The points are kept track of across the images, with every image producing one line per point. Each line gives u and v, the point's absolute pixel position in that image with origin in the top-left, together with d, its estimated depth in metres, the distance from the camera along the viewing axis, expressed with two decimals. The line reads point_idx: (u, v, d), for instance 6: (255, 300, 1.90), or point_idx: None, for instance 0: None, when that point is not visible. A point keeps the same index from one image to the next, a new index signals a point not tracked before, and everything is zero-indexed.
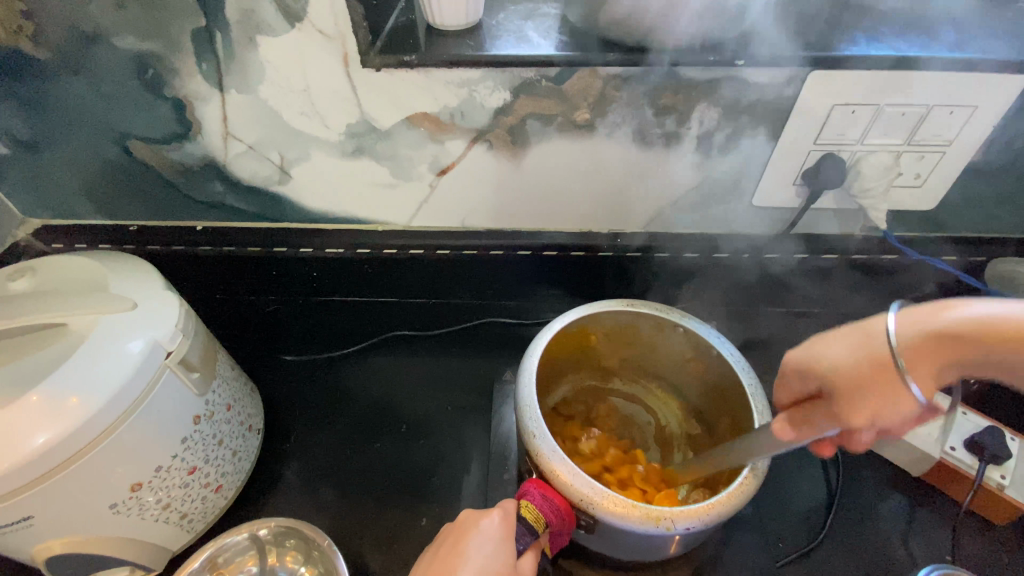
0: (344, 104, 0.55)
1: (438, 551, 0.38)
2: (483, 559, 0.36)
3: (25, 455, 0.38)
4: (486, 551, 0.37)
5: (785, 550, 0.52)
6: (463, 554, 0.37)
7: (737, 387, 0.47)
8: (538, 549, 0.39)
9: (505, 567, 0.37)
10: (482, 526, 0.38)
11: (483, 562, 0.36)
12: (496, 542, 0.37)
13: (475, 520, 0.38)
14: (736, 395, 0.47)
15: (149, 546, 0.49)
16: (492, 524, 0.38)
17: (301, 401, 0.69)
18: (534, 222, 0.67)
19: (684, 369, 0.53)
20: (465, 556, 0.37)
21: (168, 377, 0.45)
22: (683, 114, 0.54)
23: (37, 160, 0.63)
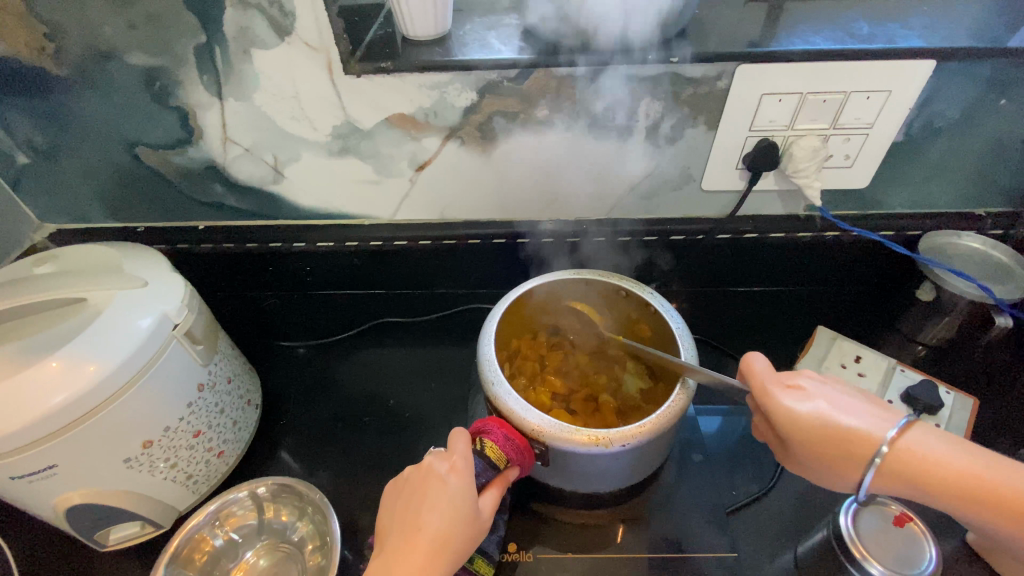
0: (330, 107, 0.62)
1: (406, 501, 0.43)
2: (450, 505, 0.41)
3: (46, 410, 0.43)
4: (453, 497, 0.42)
5: (737, 497, 0.58)
6: (430, 502, 0.42)
7: (675, 339, 0.54)
8: (502, 483, 0.44)
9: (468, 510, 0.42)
10: (445, 474, 0.43)
11: (450, 508, 0.41)
12: (459, 488, 0.42)
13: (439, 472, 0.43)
14: (674, 350, 0.54)
15: (159, 503, 0.54)
16: (455, 474, 0.42)
17: (296, 383, 0.75)
18: (506, 213, 0.74)
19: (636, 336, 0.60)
20: (432, 504, 0.41)
21: (175, 345, 0.51)
22: (631, 107, 0.61)
23: (56, 167, 0.70)
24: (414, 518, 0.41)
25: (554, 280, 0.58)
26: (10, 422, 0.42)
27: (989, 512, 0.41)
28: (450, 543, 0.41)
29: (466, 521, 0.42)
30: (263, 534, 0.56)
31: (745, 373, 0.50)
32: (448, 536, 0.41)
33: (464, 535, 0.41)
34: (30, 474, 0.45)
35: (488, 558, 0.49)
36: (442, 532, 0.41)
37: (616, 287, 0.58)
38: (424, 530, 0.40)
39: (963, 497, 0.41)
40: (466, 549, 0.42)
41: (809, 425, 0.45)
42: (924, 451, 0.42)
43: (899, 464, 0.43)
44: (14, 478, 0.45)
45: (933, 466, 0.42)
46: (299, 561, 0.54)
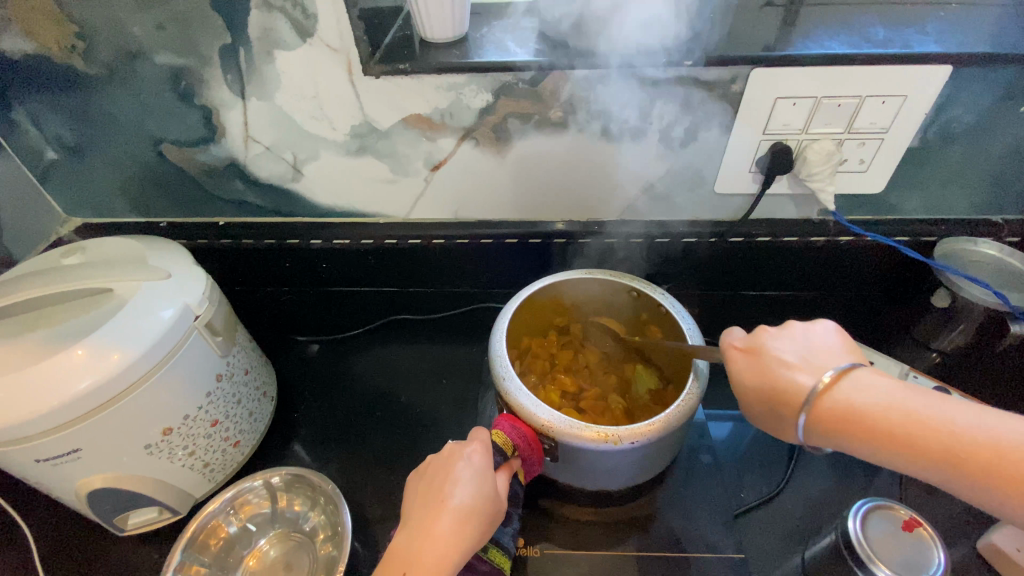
0: (349, 107, 0.64)
1: (428, 479, 0.43)
2: (472, 482, 0.42)
3: (72, 395, 0.44)
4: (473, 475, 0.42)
5: (745, 500, 0.58)
6: (452, 479, 0.42)
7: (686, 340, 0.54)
8: (510, 469, 0.45)
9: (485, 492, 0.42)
10: (467, 453, 0.43)
11: (472, 484, 0.41)
12: (481, 467, 0.43)
13: (463, 451, 0.43)
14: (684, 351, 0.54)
15: (176, 489, 0.55)
16: (478, 453, 0.43)
17: (310, 379, 0.77)
18: (519, 213, 0.74)
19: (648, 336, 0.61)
20: (455, 480, 0.42)
21: (196, 336, 0.52)
22: (645, 110, 0.62)
23: (83, 163, 0.72)
24: (435, 492, 0.41)
25: (565, 279, 0.58)
26: (38, 406, 0.44)
27: (943, 465, 0.35)
28: (472, 520, 0.40)
29: (487, 501, 0.41)
30: (276, 523, 0.57)
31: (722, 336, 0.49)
32: (470, 512, 0.40)
33: (485, 514, 0.41)
34: (55, 457, 0.47)
35: (503, 549, 0.47)
36: (463, 507, 0.40)
37: (627, 287, 0.58)
38: (447, 504, 0.40)
39: (913, 449, 0.36)
40: (486, 531, 0.41)
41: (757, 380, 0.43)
42: (873, 400, 0.38)
43: (846, 415, 0.38)
44: (40, 460, 0.47)
45: (885, 416, 0.37)
46: (310, 550, 0.55)
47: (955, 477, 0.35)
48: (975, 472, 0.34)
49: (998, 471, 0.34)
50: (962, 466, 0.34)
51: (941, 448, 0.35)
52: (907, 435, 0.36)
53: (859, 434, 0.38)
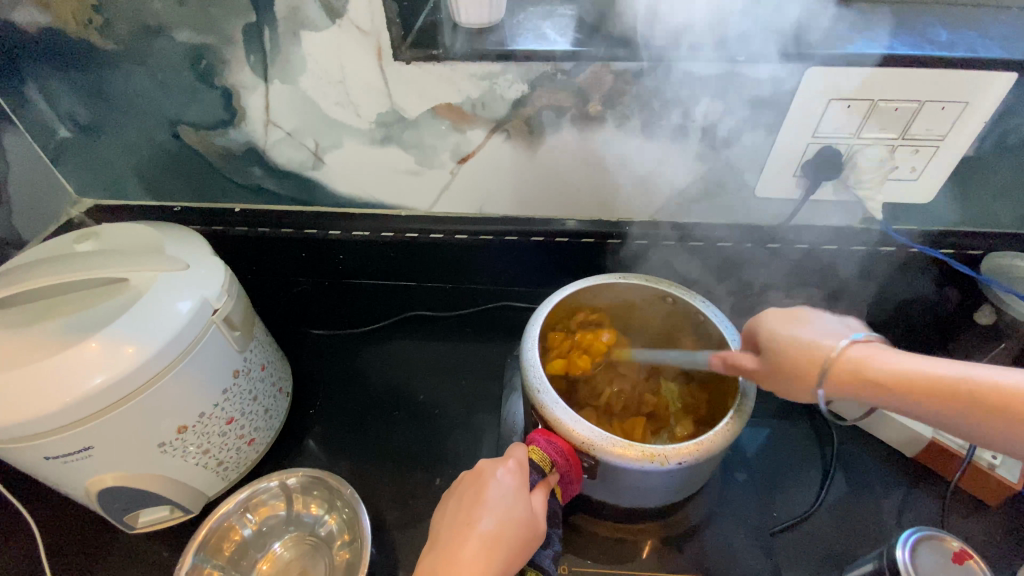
0: (376, 94, 0.61)
1: (456, 501, 0.42)
2: (504, 505, 0.40)
3: (85, 392, 0.42)
4: (504, 497, 0.41)
5: (779, 519, 0.56)
6: (482, 502, 0.40)
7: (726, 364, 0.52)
8: (547, 486, 0.43)
9: (519, 514, 0.40)
10: (499, 473, 0.42)
11: (504, 507, 0.40)
12: (513, 488, 0.41)
13: (492, 470, 0.42)
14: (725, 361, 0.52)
15: (189, 488, 0.54)
16: (508, 473, 0.42)
17: (325, 374, 0.74)
18: (546, 210, 0.72)
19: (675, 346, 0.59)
20: (485, 502, 0.40)
21: (214, 331, 0.50)
22: (688, 107, 0.59)
23: (97, 142, 0.70)
24: (464, 514, 0.40)
25: (597, 283, 0.55)
26: (50, 402, 0.42)
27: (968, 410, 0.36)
28: (505, 546, 0.39)
29: (519, 524, 0.40)
30: (291, 526, 0.55)
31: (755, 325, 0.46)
32: (499, 537, 0.39)
33: (518, 539, 0.39)
34: (65, 454, 0.45)
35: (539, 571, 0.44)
36: (495, 532, 0.39)
37: (663, 293, 0.55)
38: (477, 529, 0.39)
39: (929, 396, 0.37)
40: (520, 557, 0.39)
41: (780, 358, 0.43)
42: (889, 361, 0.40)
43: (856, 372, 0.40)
44: (49, 457, 0.45)
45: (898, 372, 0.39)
46: (327, 555, 0.53)
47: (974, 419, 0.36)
48: (1002, 415, 0.35)
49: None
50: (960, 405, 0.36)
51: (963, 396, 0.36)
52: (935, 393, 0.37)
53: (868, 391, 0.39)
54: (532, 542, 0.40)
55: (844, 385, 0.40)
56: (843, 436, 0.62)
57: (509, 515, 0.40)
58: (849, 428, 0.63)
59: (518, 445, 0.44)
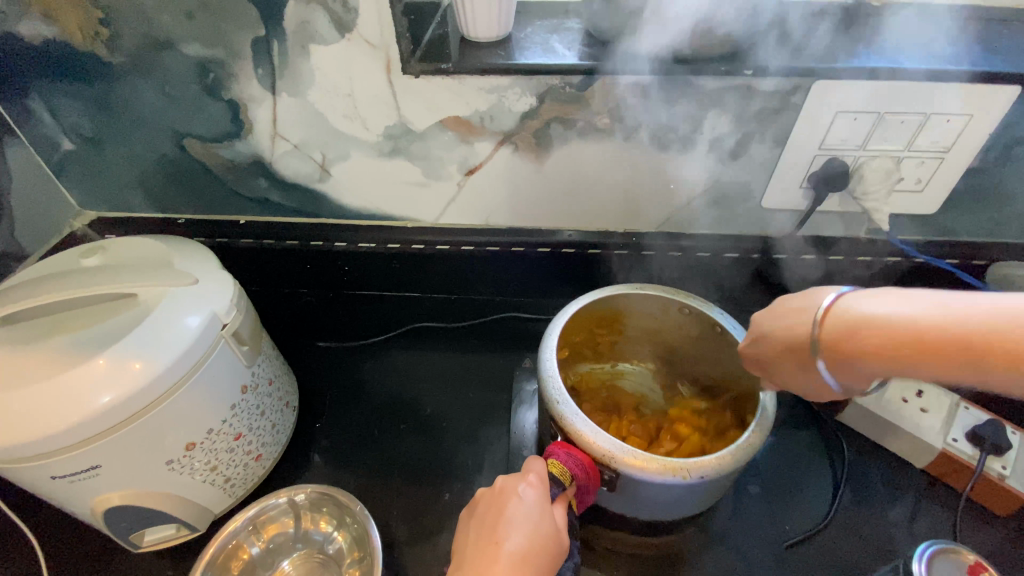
0: (385, 107, 0.61)
1: (478, 520, 0.41)
2: (529, 520, 0.40)
3: (93, 411, 0.41)
4: (529, 512, 0.40)
5: (791, 533, 0.55)
6: (507, 519, 0.40)
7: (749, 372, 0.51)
8: (566, 499, 0.42)
9: (545, 526, 0.40)
10: (521, 489, 0.41)
11: (530, 521, 0.39)
12: (537, 503, 0.41)
13: (513, 486, 0.41)
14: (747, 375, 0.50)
15: (197, 506, 0.53)
16: (531, 488, 0.41)
17: (330, 388, 0.74)
18: (551, 221, 0.72)
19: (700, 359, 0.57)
20: (510, 518, 0.40)
21: (222, 347, 0.49)
22: (697, 119, 0.59)
23: (102, 154, 0.70)
24: (490, 532, 0.39)
25: (613, 293, 0.54)
26: (57, 422, 0.41)
27: (936, 362, 0.35)
28: (534, 560, 0.38)
29: (546, 538, 0.39)
30: (299, 544, 0.54)
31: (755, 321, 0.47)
32: (527, 554, 0.38)
33: (546, 553, 0.39)
34: (73, 473, 0.44)
35: None
36: (523, 548, 0.38)
37: (680, 305, 0.54)
38: (505, 547, 0.38)
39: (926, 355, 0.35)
40: (548, 572, 0.39)
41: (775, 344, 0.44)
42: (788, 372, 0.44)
43: (837, 339, 0.39)
44: (56, 477, 0.44)
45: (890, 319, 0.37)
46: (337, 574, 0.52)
47: (979, 370, 0.34)
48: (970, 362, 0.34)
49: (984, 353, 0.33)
50: (920, 343, 0.35)
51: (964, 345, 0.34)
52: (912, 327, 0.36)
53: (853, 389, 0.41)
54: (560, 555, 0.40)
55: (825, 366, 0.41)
56: (853, 445, 0.62)
57: (535, 529, 0.39)
58: (861, 441, 0.63)
59: (539, 457, 0.44)
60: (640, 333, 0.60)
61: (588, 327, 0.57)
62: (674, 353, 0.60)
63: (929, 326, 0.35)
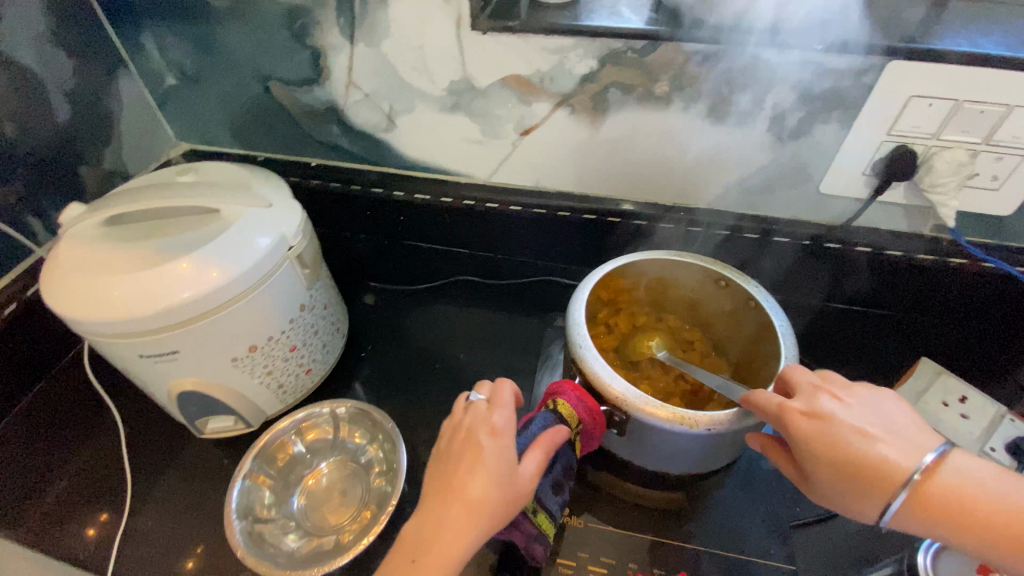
0: (451, 62, 0.64)
1: (442, 461, 0.41)
2: (489, 469, 0.39)
3: (176, 302, 0.48)
4: (492, 461, 0.40)
5: (800, 514, 0.54)
6: (468, 465, 0.39)
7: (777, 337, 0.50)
8: (540, 451, 0.41)
9: (506, 478, 0.39)
10: (486, 438, 0.41)
11: (490, 471, 0.39)
12: (500, 454, 0.40)
13: (480, 433, 0.41)
14: (774, 349, 0.51)
15: (252, 404, 0.60)
16: (495, 438, 0.41)
17: (377, 323, 0.80)
18: (600, 189, 0.73)
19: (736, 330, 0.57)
20: (469, 465, 0.39)
21: (287, 266, 0.55)
22: (759, 94, 0.58)
23: (199, 90, 0.77)
24: (450, 475, 0.39)
25: (651, 258, 0.56)
26: (148, 308, 0.48)
27: (928, 521, 0.37)
28: (487, 510, 0.38)
29: (505, 488, 0.39)
30: (336, 450, 0.60)
31: (749, 399, 0.44)
32: (482, 503, 0.38)
33: (503, 504, 0.39)
34: (157, 354, 0.51)
35: (550, 516, 0.44)
36: (480, 495, 0.38)
37: (717, 277, 0.55)
38: (459, 491, 0.38)
39: (943, 517, 0.36)
40: (503, 521, 0.39)
41: (803, 443, 0.40)
42: (960, 484, 0.37)
43: (937, 499, 0.37)
44: (143, 356, 0.51)
45: (983, 497, 0.36)
46: (365, 482, 0.58)
47: (966, 537, 0.36)
48: (949, 518, 0.36)
49: (973, 527, 0.36)
50: (937, 504, 0.36)
51: (1013, 529, 0.35)
52: (951, 496, 0.36)
53: (859, 503, 0.39)
54: (523, 489, 0.40)
55: (899, 496, 0.37)
56: None
57: (494, 480, 0.39)
58: None
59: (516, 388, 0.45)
60: (673, 304, 0.61)
61: (627, 293, 0.59)
62: (713, 326, 0.60)
63: (980, 500, 0.36)
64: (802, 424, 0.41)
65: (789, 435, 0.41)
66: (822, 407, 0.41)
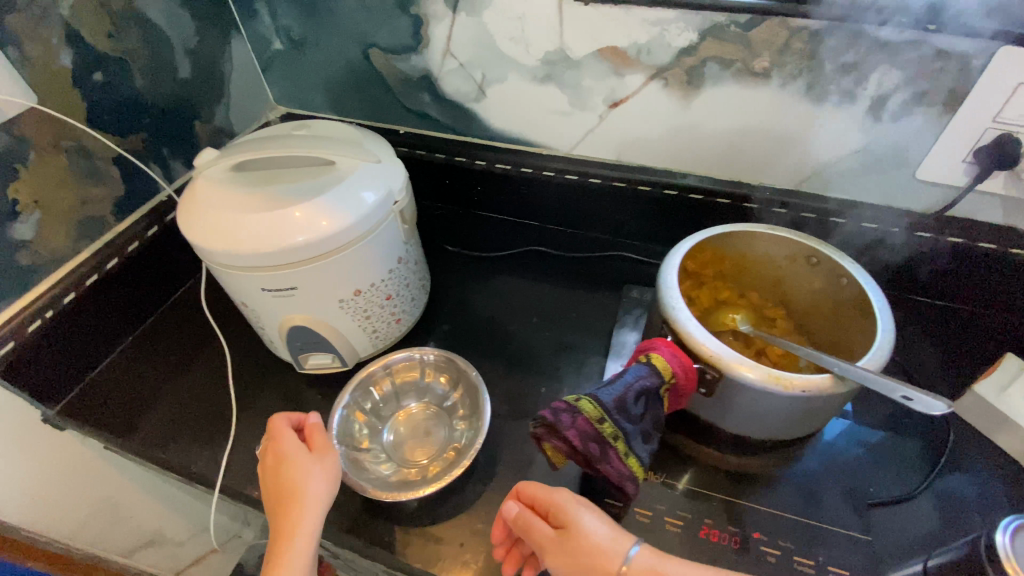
0: (550, 32, 0.66)
1: (275, 477, 0.52)
2: (273, 484, 0.52)
3: (297, 244, 0.53)
4: (294, 479, 0.51)
5: (874, 495, 0.53)
6: (274, 486, 0.52)
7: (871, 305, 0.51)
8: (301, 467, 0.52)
9: (281, 487, 0.51)
10: (272, 446, 0.54)
11: (276, 486, 0.51)
12: (278, 460, 0.52)
13: (270, 444, 0.54)
14: (869, 319, 0.51)
15: (348, 346, 0.64)
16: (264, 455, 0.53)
17: (452, 285, 0.83)
18: (682, 165, 0.74)
19: (822, 307, 0.58)
20: (273, 476, 0.52)
21: (391, 220, 0.59)
22: (862, 73, 0.58)
23: (302, 55, 0.82)
24: (274, 498, 0.51)
25: (740, 231, 0.57)
26: (273, 246, 0.53)
27: None
28: (281, 506, 0.50)
29: (274, 488, 0.51)
30: (422, 393, 0.65)
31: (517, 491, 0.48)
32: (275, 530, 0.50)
33: (287, 511, 0.50)
34: (275, 290, 0.56)
35: (639, 459, 0.44)
36: (278, 500, 0.51)
37: (808, 253, 0.56)
38: (275, 506, 0.51)
39: None
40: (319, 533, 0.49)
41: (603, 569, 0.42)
42: None
43: None
44: (264, 290, 0.56)
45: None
46: (449, 425, 0.62)
47: None
48: None
49: None
50: None
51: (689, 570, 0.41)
52: None
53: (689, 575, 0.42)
54: (300, 493, 0.50)
55: None
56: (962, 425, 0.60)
57: (273, 494, 0.51)
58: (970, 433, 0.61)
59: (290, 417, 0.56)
60: (755, 281, 0.62)
61: (713, 265, 0.60)
62: (796, 303, 0.61)
63: None
64: (623, 572, 0.42)
65: (611, 575, 0.42)
66: (594, 518, 0.45)
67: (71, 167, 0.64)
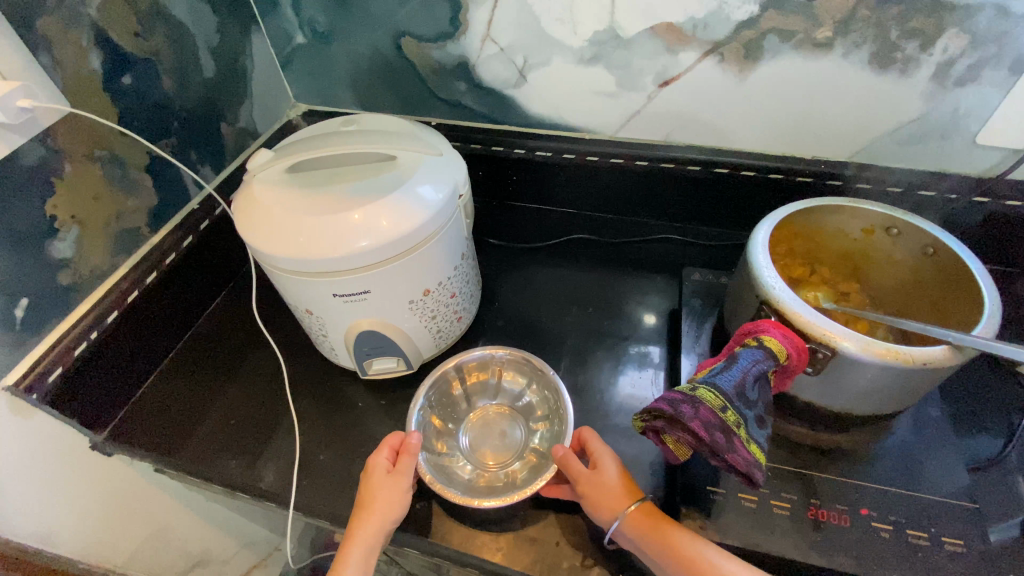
0: (600, 11, 0.64)
1: (368, 484, 0.53)
2: (370, 498, 0.51)
3: (375, 245, 0.50)
4: (386, 496, 0.51)
5: (969, 458, 0.53)
6: (367, 497, 0.52)
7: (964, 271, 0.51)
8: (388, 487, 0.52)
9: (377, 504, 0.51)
10: (379, 462, 0.53)
11: (372, 501, 0.51)
12: (381, 479, 0.52)
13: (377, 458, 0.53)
14: (962, 283, 0.51)
15: (412, 347, 0.62)
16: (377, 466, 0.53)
17: (498, 279, 0.81)
18: (733, 142, 0.73)
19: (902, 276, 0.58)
20: (367, 490, 0.52)
21: (457, 214, 0.57)
22: (930, 38, 0.56)
23: (327, 48, 0.78)
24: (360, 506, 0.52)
25: (818, 207, 0.56)
26: (349, 248, 0.50)
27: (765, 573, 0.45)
28: (360, 522, 0.50)
29: (362, 506, 0.51)
30: (495, 394, 0.64)
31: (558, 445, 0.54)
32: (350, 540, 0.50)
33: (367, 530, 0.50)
34: (348, 294, 0.54)
35: (758, 444, 0.43)
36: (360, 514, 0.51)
37: (889, 225, 0.55)
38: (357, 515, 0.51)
39: None
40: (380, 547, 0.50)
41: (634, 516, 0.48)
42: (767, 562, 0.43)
43: None
44: (336, 295, 0.54)
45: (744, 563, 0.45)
46: (525, 424, 0.61)
47: None
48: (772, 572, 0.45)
49: None
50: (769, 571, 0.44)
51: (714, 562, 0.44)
52: None
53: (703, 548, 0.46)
54: (386, 512, 0.51)
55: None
56: None
57: (361, 508, 0.51)
58: None
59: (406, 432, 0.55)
60: (827, 256, 0.61)
61: (788, 242, 0.59)
62: (870, 275, 0.60)
63: None
64: (654, 524, 0.48)
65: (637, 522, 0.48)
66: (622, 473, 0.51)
67: (106, 177, 0.60)
